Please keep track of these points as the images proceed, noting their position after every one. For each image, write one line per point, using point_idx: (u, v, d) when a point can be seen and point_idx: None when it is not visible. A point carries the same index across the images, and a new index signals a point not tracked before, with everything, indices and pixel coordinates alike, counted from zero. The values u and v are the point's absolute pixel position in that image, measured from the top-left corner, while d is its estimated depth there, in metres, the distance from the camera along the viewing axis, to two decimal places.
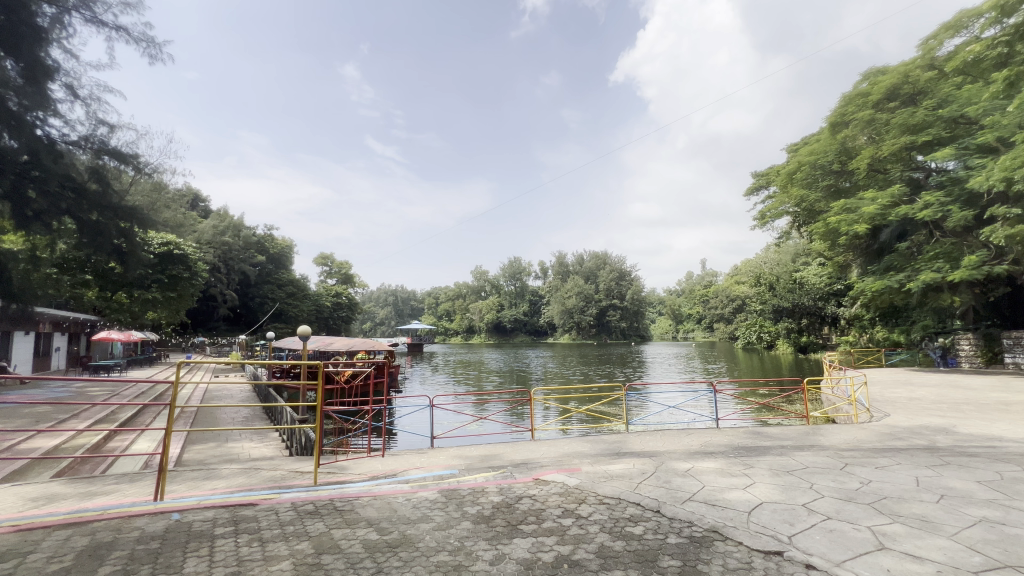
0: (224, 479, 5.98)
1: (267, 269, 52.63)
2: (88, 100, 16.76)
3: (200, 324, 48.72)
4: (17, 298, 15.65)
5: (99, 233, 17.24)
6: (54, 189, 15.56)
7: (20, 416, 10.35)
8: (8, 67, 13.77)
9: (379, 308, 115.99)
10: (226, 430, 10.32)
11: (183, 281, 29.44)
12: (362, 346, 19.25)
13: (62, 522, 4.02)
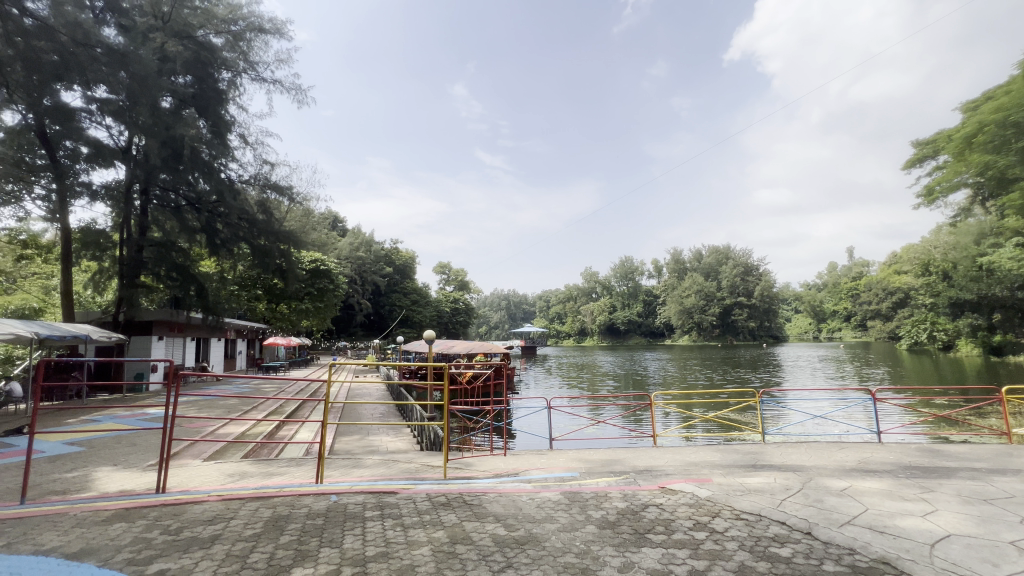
0: (369, 468, 6.71)
1: (395, 279, 58.09)
2: (256, 145, 20.26)
3: (343, 330, 55.42)
4: (211, 310, 19.23)
5: (266, 255, 20.37)
6: (233, 221, 19.31)
7: (218, 407, 12.78)
8: (202, 126, 17.57)
9: (493, 312, 120.87)
10: (367, 425, 11.59)
11: (328, 293, 33.80)
12: (480, 349, 20.22)
13: (251, 495, 4.87)
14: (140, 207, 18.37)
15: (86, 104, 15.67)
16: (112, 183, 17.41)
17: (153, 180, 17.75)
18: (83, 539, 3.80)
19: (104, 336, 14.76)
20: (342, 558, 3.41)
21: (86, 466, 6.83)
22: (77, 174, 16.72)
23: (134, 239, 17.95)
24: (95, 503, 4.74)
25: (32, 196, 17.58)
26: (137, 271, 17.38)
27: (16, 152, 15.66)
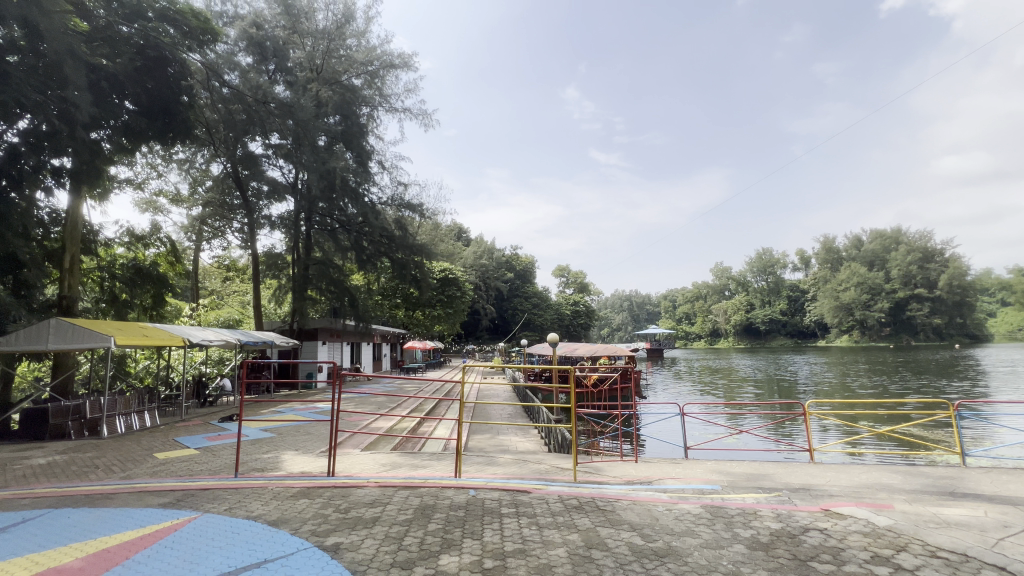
0: (502, 466, 7.02)
1: (516, 284, 60.21)
2: (392, 169, 22.69)
3: (471, 334, 58.87)
4: (361, 319, 21.80)
5: (403, 267, 22.47)
6: (375, 238, 21.80)
7: (370, 403, 14.47)
8: (349, 157, 20.18)
9: (615, 313, 118.02)
10: (497, 424, 12.12)
11: (456, 300, 36.23)
12: (604, 351, 19.86)
13: (402, 484, 5.42)
14: (305, 231, 21.75)
15: (265, 151, 19.09)
16: (285, 213, 21.00)
17: (313, 208, 20.99)
18: (278, 510, 4.60)
19: (284, 341, 17.73)
20: (483, 550, 3.60)
21: (276, 449, 8.26)
22: (260, 210, 20.35)
23: (301, 259, 21.27)
24: (284, 481, 5.71)
25: (232, 230, 21.93)
26: (305, 286, 20.51)
27: (220, 195, 19.71)
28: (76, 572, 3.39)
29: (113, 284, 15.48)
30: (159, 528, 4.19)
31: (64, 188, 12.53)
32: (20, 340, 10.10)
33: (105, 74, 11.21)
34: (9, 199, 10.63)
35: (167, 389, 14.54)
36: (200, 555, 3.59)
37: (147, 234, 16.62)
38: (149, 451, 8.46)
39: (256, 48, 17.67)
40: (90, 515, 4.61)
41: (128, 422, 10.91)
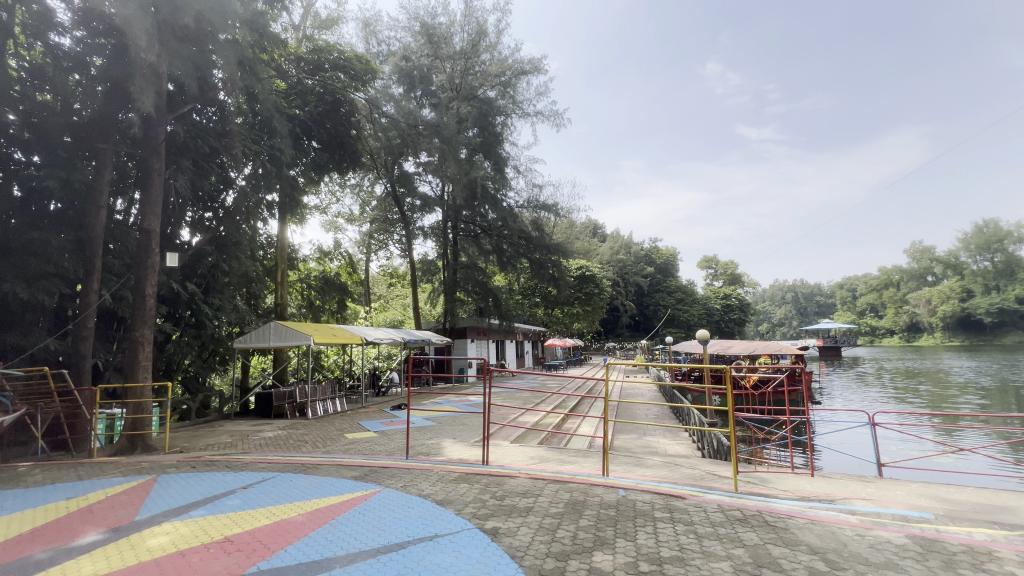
0: (651, 468, 6.75)
1: (658, 278, 57.50)
2: (527, 173, 23.46)
3: (611, 331, 57.92)
4: (504, 317, 22.93)
5: (541, 268, 23.00)
6: (514, 240, 22.79)
7: (516, 398, 15.19)
8: (488, 166, 21.42)
9: (775, 308, 104.67)
10: (644, 425, 11.69)
11: (595, 296, 35.84)
12: (764, 349, 17.76)
13: (552, 478, 5.58)
14: (452, 238, 23.73)
15: (417, 169, 21.37)
16: (434, 223, 23.21)
17: (458, 217, 22.84)
18: (443, 491, 5.11)
19: (439, 339, 19.65)
20: (638, 553, 3.51)
21: (438, 436, 9.19)
22: (415, 222, 22.78)
23: (450, 264, 23.22)
24: (447, 465, 6.33)
25: (393, 242, 24.97)
26: (454, 289, 22.41)
27: (383, 212, 22.55)
28: (299, 526, 4.22)
29: (310, 293, 18.90)
30: (354, 497, 4.99)
31: (275, 218, 15.69)
32: (252, 338, 12.88)
33: (298, 122, 13.95)
34: (240, 229, 13.78)
35: (352, 379, 17.24)
36: (385, 524, 4.17)
37: (331, 250, 19.92)
38: (341, 431, 10.13)
39: (406, 78, 19.71)
40: (305, 480, 5.70)
41: (325, 406, 13.23)
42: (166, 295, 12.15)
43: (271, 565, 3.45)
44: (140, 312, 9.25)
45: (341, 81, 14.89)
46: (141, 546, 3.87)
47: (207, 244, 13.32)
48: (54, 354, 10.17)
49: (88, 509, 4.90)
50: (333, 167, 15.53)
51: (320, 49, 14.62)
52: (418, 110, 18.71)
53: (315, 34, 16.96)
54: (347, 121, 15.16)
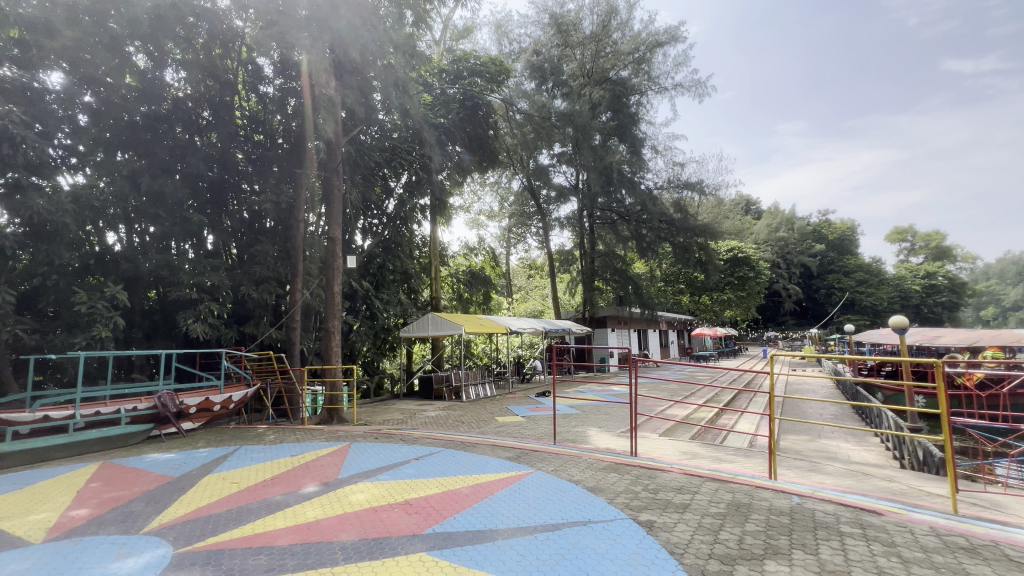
0: (832, 476, 5.86)
1: (830, 257, 49.40)
2: (666, 152, 22.09)
3: (771, 319, 51.64)
4: (646, 306, 21.99)
5: (686, 251, 21.88)
6: (655, 225, 21.71)
7: (663, 390, 14.52)
8: (623, 149, 20.70)
9: (1006, 287, 81.80)
10: (819, 426, 10.20)
11: (750, 281, 32.13)
12: (991, 339, 14.03)
13: (709, 475, 5.22)
14: (589, 226, 23.17)
15: (552, 161, 21.66)
16: (570, 213, 23.09)
17: (594, 205, 22.34)
18: (593, 479, 5.15)
19: (579, 330, 19.78)
20: (822, 569, 3.09)
21: (583, 424, 9.28)
22: (551, 214, 23.05)
23: (588, 253, 22.91)
24: (596, 454, 6.36)
25: (531, 235, 25.74)
26: (592, 278, 22.00)
27: (520, 206, 23.15)
28: (464, 497, 4.66)
29: (459, 286, 20.48)
30: (510, 476, 5.33)
31: (427, 220, 17.39)
32: (414, 328, 14.50)
33: (443, 130, 15.07)
34: (401, 231, 15.95)
35: (499, 366, 18.32)
36: (540, 505, 4.37)
37: (476, 246, 21.61)
38: (492, 415, 10.87)
39: (537, 72, 20.48)
40: (466, 457, 6.27)
41: (477, 391, 14.34)
42: (348, 292, 14.37)
43: (444, 529, 3.89)
44: (331, 306, 11.11)
45: (478, 85, 15.80)
46: (345, 500, 4.69)
47: (376, 246, 15.45)
48: (275, 342, 12.59)
49: (306, 465, 6.11)
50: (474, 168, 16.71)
51: (459, 59, 15.80)
52: (550, 103, 18.99)
53: (454, 46, 18.22)
54: (485, 123, 16.23)
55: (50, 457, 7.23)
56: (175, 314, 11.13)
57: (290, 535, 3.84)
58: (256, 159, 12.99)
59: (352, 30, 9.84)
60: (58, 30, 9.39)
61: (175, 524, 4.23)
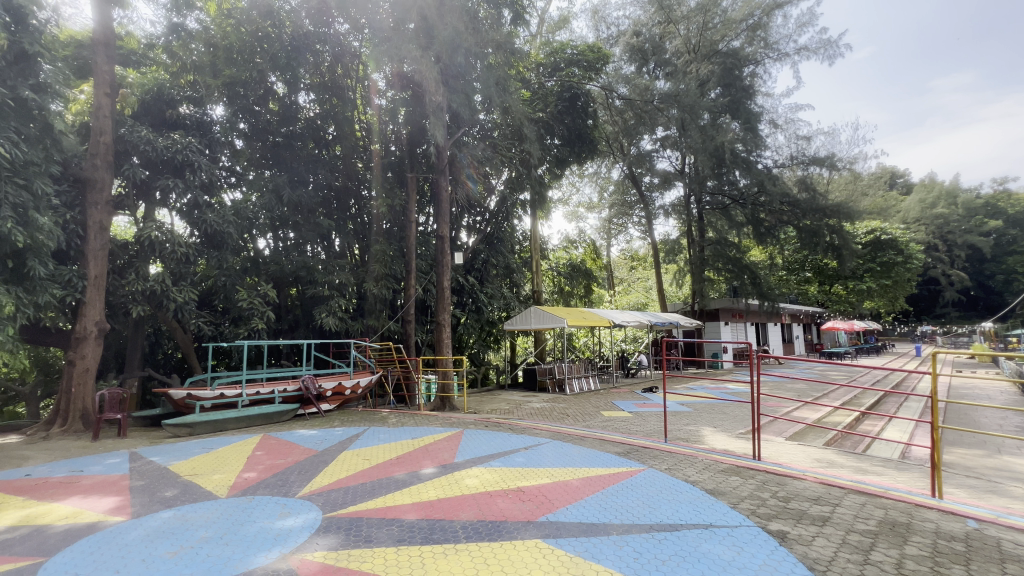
0: (1020, 500, 4.84)
1: (1010, 235, 40.60)
2: (788, 125, 19.83)
3: (926, 312, 43.99)
4: (766, 297, 20.04)
5: (814, 235, 19.48)
6: (775, 207, 19.64)
7: (788, 389, 13.14)
8: (736, 127, 19.01)
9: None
10: (998, 440, 8.47)
11: (896, 267, 27.00)
12: None
13: (852, 487, 4.61)
14: (697, 213, 21.47)
15: (654, 146, 20.63)
16: (676, 199, 21.74)
17: (703, 189, 20.61)
18: (711, 481, 4.84)
19: (687, 323, 18.72)
20: None
21: (696, 423, 8.74)
22: (654, 202, 21.93)
23: (696, 241, 21.45)
24: (712, 455, 5.97)
25: (632, 224, 24.87)
26: (702, 268, 20.42)
27: (620, 196, 22.36)
28: (574, 488, 4.69)
29: (560, 280, 20.42)
30: (621, 471, 5.23)
31: (528, 215, 17.67)
32: (517, 321, 14.84)
33: (543, 123, 15.15)
34: (503, 227, 16.41)
35: (602, 360, 17.98)
36: (654, 503, 4.23)
37: (576, 238, 21.45)
38: (597, 409, 10.73)
39: (638, 54, 19.42)
40: (574, 449, 6.27)
41: (581, 384, 14.24)
42: (455, 287, 15.17)
43: (557, 518, 3.94)
44: (441, 301, 11.78)
45: (576, 75, 15.57)
46: (461, 483, 4.97)
47: (480, 243, 16.06)
48: (392, 333, 13.87)
49: (425, 447, 6.61)
50: (573, 159, 16.63)
51: (556, 52, 15.67)
52: (652, 86, 18.05)
53: (551, 38, 18.17)
54: (584, 112, 15.99)
55: (225, 428, 8.67)
56: (311, 309, 12.67)
57: (415, 511, 4.17)
58: (373, 167, 13.98)
59: (457, 36, 10.31)
60: (221, 70, 11.29)
61: (321, 491, 4.84)
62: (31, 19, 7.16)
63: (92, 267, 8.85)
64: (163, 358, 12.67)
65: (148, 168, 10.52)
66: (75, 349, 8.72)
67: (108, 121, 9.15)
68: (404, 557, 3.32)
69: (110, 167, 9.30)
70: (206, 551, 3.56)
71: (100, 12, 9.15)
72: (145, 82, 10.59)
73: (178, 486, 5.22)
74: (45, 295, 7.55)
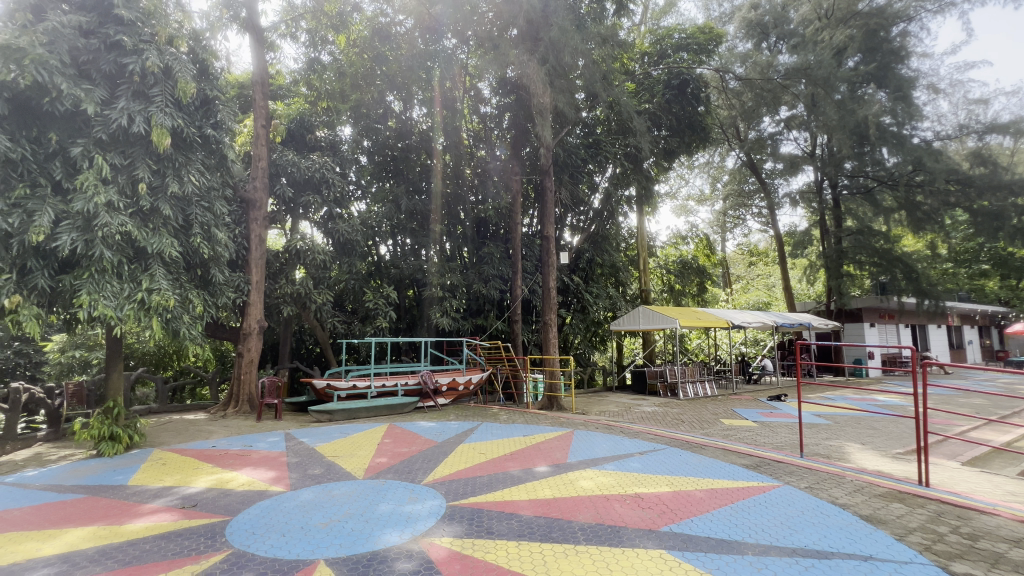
0: None
1: None
2: (955, 88, 16.56)
3: None
4: (927, 294, 16.95)
5: (996, 219, 16.00)
6: (938, 187, 16.53)
7: (960, 405, 10.96)
8: (882, 97, 16.39)
9: None
10: None
11: None
12: None
13: None
14: (832, 199, 19.04)
15: (778, 128, 18.63)
16: (805, 185, 19.37)
17: (840, 172, 18.15)
18: (866, 506, 4.19)
19: (821, 324, 16.59)
20: None
21: (838, 438, 7.67)
22: (777, 190, 19.80)
23: (831, 231, 18.90)
24: (865, 476, 5.18)
25: (751, 216, 22.72)
26: (840, 262, 17.88)
27: (737, 185, 20.54)
28: (698, 500, 4.38)
29: (669, 278, 19.37)
30: (752, 486, 4.77)
31: (634, 211, 17.04)
32: (624, 321, 14.37)
33: (650, 115, 14.50)
34: (607, 226, 16.03)
35: (719, 364, 16.63)
36: (795, 524, 3.78)
37: (686, 233, 20.17)
38: (717, 416, 9.94)
39: (756, 29, 17.72)
40: (695, 458, 5.88)
41: (696, 389, 13.31)
42: (560, 287, 15.15)
43: (683, 530, 3.71)
44: (547, 301, 11.82)
45: (684, 60, 14.70)
46: (576, 484, 4.93)
47: (584, 242, 15.86)
48: (500, 333, 14.29)
49: (537, 445, 6.68)
50: (683, 150, 15.66)
51: (662, 39, 15.00)
52: (775, 61, 16.41)
53: (656, 25, 17.34)
54: (695, 99, 14.98)
55: (357, 416, 9.66)
56: (426, 309, 13.57)
57: (533, 508, 4.22)
58: (480, 173, 14.56)
59: (562, 35, 10.31)
60: (349, 95, 12.76)
61: (443, 481, 5.14)
62: (210, 69, 8.66)
63: (253, 274, 10.44)
64: (306, 352, 14.51)
65: (293, 186, 12.10)
66: (243, 343, 10.32)
67: (264, 149, 10.75)
68: (525, 552, 3.38)
69: (266, 188, 10.87)
70: (349, 525, 3.96)
71: (257, 57, 10.76)
72: (291, 112, 12.21)
73: (323, 465, 5.93)
74: (223, 297, 9.09)
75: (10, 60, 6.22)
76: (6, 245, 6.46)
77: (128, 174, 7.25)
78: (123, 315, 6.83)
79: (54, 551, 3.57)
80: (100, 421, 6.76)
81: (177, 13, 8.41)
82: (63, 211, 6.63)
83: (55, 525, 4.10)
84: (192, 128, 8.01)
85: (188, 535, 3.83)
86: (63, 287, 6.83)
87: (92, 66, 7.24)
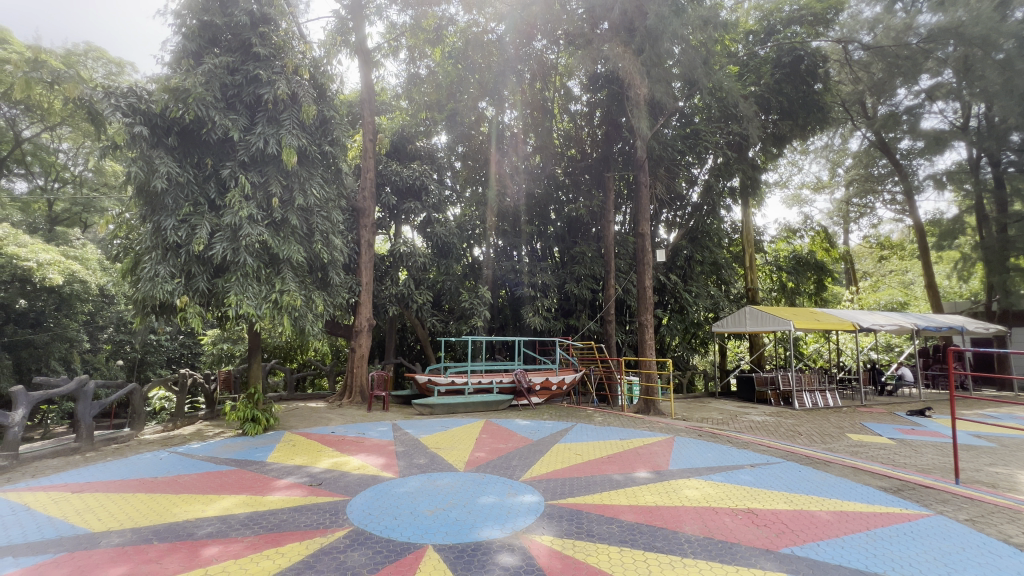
0: None
1: None
2: None
3: None
4: None
5: None
6: None
7: None
8: None
9: None
10: None
11: None
12: None
13: None
14: (993, 179, 15.98)
15: (917, 100, 16.09)
16: (955, 163, 16.47)
17: (1005, 146, 15.16)
18: None
19: (979, 328, 13.97)
20: None
21: (1008, 465, 6.38)
22: (917, 171, 17.07)
23: (992, 217, 15.86)
24: None
25: (882, 203, 19.87)
26: (1005, 253, 14.93)
27: (863, 169, 18.04)
28: (825, 523, 3.90)
29: (781, 276, 17.61)
30: (893, 512, 4.15)
31: (738, 204, 15.79)
32: (728, 323, 13.33)
33: (757, 98, 13.38)
34: (708, 221, 15.04)
35: (842, 373, 14.71)
36: (952, 562, 3.21)
37: (799, 226, 18.22)
38: (842, 430, 8.80)
39: None
40: (818, 475, 5.27)
41: (815, 399, 11.87)
42: (656, 286, 14.50)
43: (808, 554, 3.34)
44: (643, 301, 11.34)
45: (797, 34, 13.45)
46: (680, 492, 4.67)
47: (682, 239, 15.02)
48: (593, 333, 14.06)
49: (635, 450, 6.47)
50: (796, 134, 14.13)
51: (770, 14, 13.79)
52: (914, 21, 14.27)
53: None
54: (810, 76, 13.47)
55: (456, 410, 10.07)
56: (519, 309, 13.80)
57: (634, 514, 4.09)
58: (572, 171, 14.49)
59: (660, 21, 9.89)
60: (445, 104, 13.46)
61: (541, 479, 5.18)
62: (328, 92, 9.60)
63: (364, 276, 11.41)
64: (409, 349, 15.52)
65: (397, 195, 13.06)
66: (355, 339, 11.31)
67: (371, 161, 11.71)
68: (628, 559, 3.27)
69: (373, 197, 11.81)
70: (454, 514, 4.15)
71: (366, 77, 11.76)
72: (394, 125, 13.18)
73: (427, 456, 6.29)
74: (339, 297, 9.94)
75: (180, 100, 7.65)
76: (177, 254, 7.77)
77: (264, 190, 8.31)
78: (262, 312, 7.86)
79: (214, 513, 4.20)
80: (244, 404, 7.85)
81: (301, 45, 9.46)
82: (217, 224, 7.82)
83: (214, 491, 4.83)
84: (314, 145, 8.96)
85: (315, 510, 4.28)
86: (217, 289, 8.03)
87: (237, 99, 8.40)
